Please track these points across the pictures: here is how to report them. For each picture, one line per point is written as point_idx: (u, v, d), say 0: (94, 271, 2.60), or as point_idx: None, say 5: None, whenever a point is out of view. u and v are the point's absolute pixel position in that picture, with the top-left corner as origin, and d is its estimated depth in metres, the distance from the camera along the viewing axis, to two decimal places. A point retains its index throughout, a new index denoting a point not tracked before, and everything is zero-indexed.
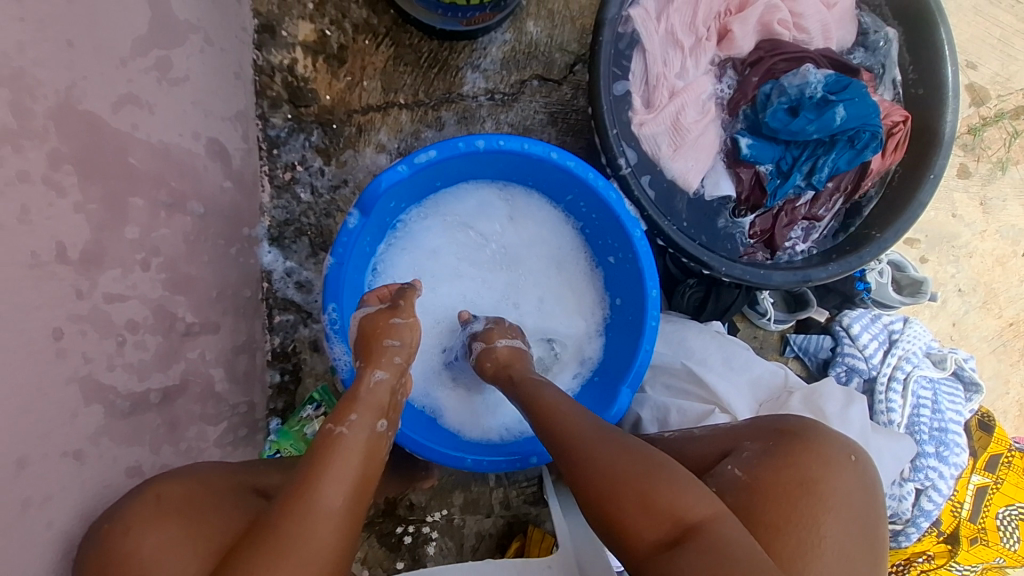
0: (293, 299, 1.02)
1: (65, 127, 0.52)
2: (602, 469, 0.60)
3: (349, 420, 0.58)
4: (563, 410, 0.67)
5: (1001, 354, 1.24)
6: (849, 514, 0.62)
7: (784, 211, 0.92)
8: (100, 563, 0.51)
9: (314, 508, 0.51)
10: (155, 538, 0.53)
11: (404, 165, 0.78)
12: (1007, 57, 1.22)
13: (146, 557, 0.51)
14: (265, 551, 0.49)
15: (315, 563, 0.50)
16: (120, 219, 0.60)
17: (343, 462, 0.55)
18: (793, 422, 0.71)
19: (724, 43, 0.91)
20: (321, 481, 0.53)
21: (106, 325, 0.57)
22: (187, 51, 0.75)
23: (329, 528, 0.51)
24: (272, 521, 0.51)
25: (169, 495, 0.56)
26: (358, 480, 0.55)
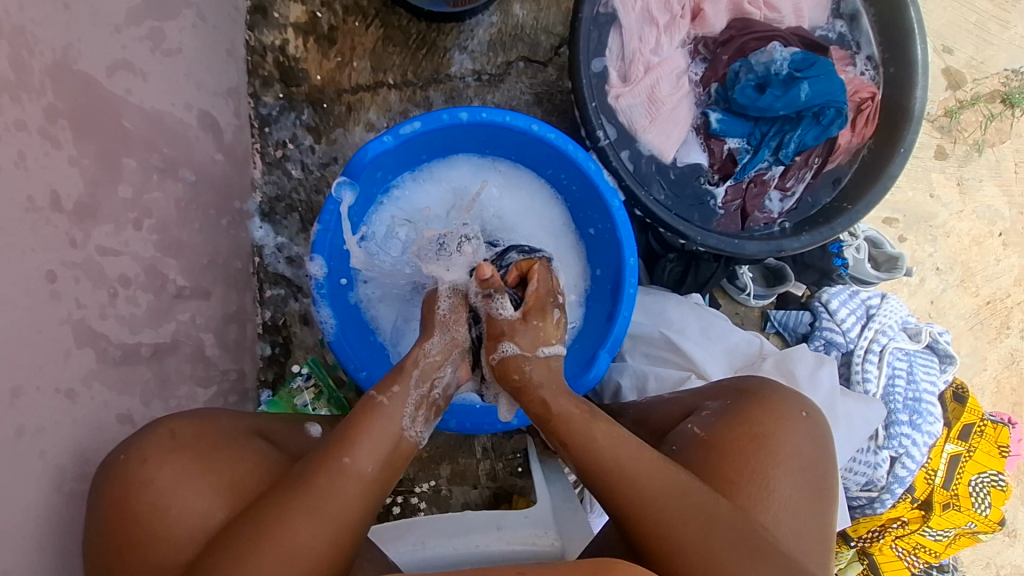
0: (284, 274, 1.05)
1: (61, 84, 0.55)
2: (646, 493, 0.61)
3: (392, 390, 0.65)
4: (615, 475, 0.62)
5: (978, 332, 1.27)
6: (802, 467, 0.66)
7: (753, 182, 0.95)
8: (119, 489, 0.55)
9: (348, 472, 0.58)
10: (174, 471, 0.56)
11: (389, 135, 0.81)
12: (983, 42, 1.24)
13: (166, 487, 0.55)
14: (299, 500, 0.55)
15: (342, 518, 0.56)
16: (113, 177, 0.62)
17: (376, 433, 0.61)
18: (753, 382, 0.74)
19: (697, 21, 0.94)
20: (357, 447, 0.59)
21: (99, 275, 0.60)
22: (181, 25, 0.78)
23: (357, 488, 0.58)
24: (308, 475, 0.57)
25: (183, 433, 0.59)
26: (388, 451, 0.61)
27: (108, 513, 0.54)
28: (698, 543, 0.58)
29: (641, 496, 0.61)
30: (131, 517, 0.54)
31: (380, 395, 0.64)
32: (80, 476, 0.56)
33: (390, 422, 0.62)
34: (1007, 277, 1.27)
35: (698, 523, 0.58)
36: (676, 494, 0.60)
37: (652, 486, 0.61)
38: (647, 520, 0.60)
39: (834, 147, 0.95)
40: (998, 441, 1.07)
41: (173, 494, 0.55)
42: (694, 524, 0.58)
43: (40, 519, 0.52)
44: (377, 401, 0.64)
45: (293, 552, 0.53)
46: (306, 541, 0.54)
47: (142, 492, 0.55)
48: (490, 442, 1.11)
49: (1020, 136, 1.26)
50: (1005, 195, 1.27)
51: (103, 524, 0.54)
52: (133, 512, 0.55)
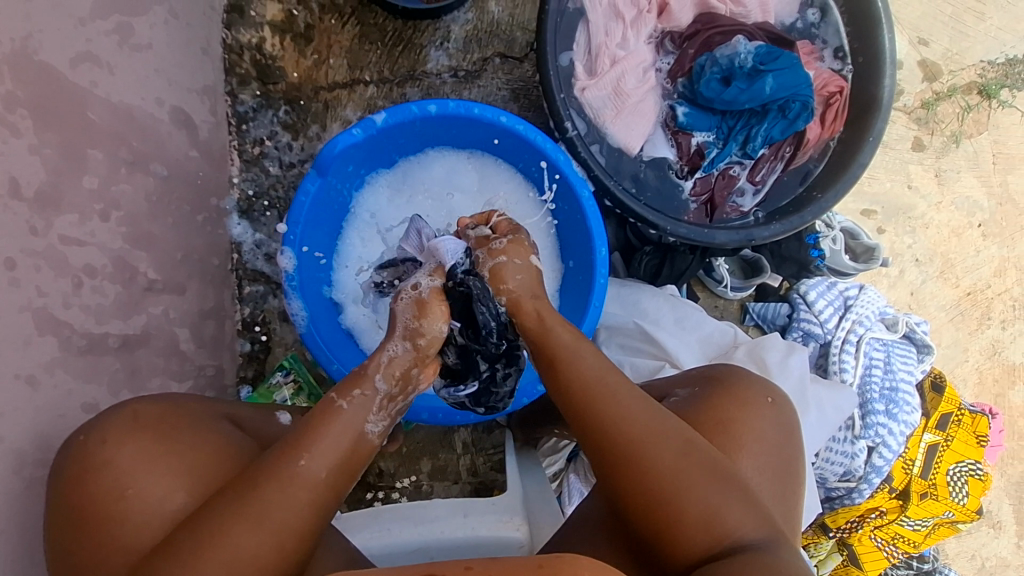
0: (263, 271, 1.05)
1: (20, 74, 0.56)
2: (628, 415, 0.61)
3: (353, 395, 0.61)
4: (605, 389, 0.62)
5: (959, 323, 1.27)
6: (767, 452, 0.67)
7: (720, 174, 0.99)
8: (80, 467, 0.56)
9: (301, 478, 0.56)
10: (135, 453, 0.57)
11: (359, 128, 0.82)
12: (958, 33, 1.24)
13: (126, 469, 0.56)
14: (244, 512, 0.53)
15: (289, 528, 0.54)
16: (77, 168, 0.63)
17: (335, 439, 0.58)
18: (719, 370, 0.74)
19: (663, 16, 0.98)
20: (308, 454, 0.57)
21: (62, 264, 0.61)
22: (151, 21, 0.79)
23: (308, 497, 0.55)
24: (260, 480, 0.55)
25: (146, 414, 0.59)
26: (345, 459, 0.58)
27: (68, 493, 0.55)
28: (672, 470, 0.58)
29: (622, 419, 0.61)
30: (92, 498, 0.55)
31: (338, 399, 0.60)
32: (43, 463, 0.57)
33: (351, 427, 0.60)
34: (986, 268, 1.27)
35: (675, 444, 0.59)
36: (655, 418, 0.61)
37: (631, 410, 0.61)
38: (625, 433, 0.60)
39: (802, 142, 0.98)
40: (975, 430, 1.08)
41: (131, 474, 0.56)
42: (669, 447, 0.59)
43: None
44: (336, 404, 0.60)
45: (235, 562, 0.52)
46: (250, 552, 0.52)
47: (102, 470, 0.55)
48: (470, 437, 1.10)
49: (997, 126, 1.27)
50: (984, 185, 1.27)
51: (63, 503, 0.55)
52: (92, 488, 0.55)
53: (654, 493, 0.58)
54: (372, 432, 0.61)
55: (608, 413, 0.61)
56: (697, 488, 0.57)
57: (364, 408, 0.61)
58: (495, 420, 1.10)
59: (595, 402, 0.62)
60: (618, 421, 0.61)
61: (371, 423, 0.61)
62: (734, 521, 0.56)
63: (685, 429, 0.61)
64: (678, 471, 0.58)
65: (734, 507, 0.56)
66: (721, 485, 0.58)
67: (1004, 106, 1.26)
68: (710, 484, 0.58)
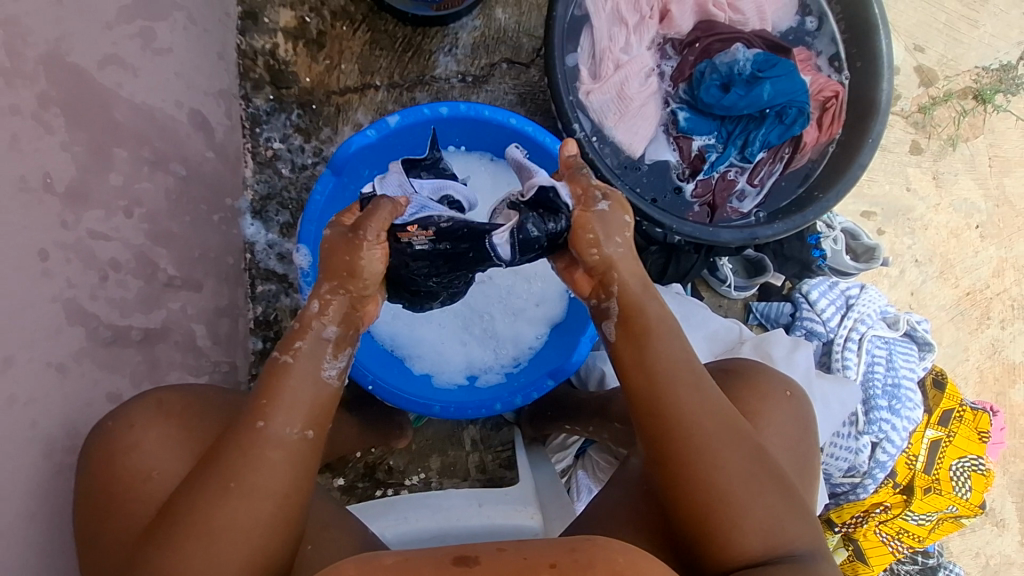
0: (275, 270, 1.07)
1: (54, 74, 0.58)
2: (704, 410, 0.61)
3: (296, 347, 0.59)
4: (685, 377, 0.62)
5: (959, 323, 1.29)
6: (791, 445, 0.69)
7: (720, 176, 1.01)
8: (103, 451, 0.57)
9: (263, 438, 0.55)
10: (158, 436, 0.59)
11: (372, 129, 0.84)
12: (953, 40, 1.27)
13: (150, 451, 0.58)
14: (214, 476, 0.54)
15: (267, 489, 0.54)
16: (103, 166, 0.65)
17: (290, 395, 0.57)
18: (739, 363, 0.75)
19: (665, 22, 1.00)
20: (272, 415, 0.56)
21: (89, 258, 0.62)
22: (172, 26, 0.81)
23: (282, 454, 0.56)
24: (221, 450, 0.55)
25: (169, 401, 0.61)
26: (309, 409, 0.58)
27: (93, 476, 0.57)
28: (740, 474, 0.59)
29: (695, 415, 0.61)
30: (116, 482, 0.56)
31: (284, 354, 0.59)
32: (71, 449, 0.59)
33: (304, 376, 0.59)
34: (985, 269, 1.30)
35: (749, 453, 0.60)
36: (727, 416, 0.61)
37: (703, 406, 0.61)
38: (705, 430, 0.60)
39: (798, 145, 1.01)
40: (977, 426, 1.09)
41: (153, 458, 0.58)
42: (738, 450, 0.60)
43: (31, 487, 0.54)
44: (280, 359, 0.59)
45: (213, 535, 0.52)
46: (231, 517, 0.52)
47: (128, 454, 0.57)
48: (478, 434, 1.12)
49: (993, 130, 1.29)
50: (981, 188, 1.29)
51: (90, 489, 0.56)
52: (117, 471, 0.57)
53: (722, 492, 0.58)
54: (331, 377, 0.60)
55: (687, 402, 0.61)
56: (762, 498, 0.59)
57: (315, 357, 0.60)
58: (502, 418, 1.13)
59: (668, 394, 0.61)
60: (695, 414, 0.61)
61: (328, 366, 0.60)
62: (788, 528, 0.58)
63: (751, 434, 0.62)
64: (744, 478, 0.59)
65: (792, 517, 0.59)
66: (786, 497, 0.59)
67: (999, 110, 1.29)
68: (773, 492, 0.59)
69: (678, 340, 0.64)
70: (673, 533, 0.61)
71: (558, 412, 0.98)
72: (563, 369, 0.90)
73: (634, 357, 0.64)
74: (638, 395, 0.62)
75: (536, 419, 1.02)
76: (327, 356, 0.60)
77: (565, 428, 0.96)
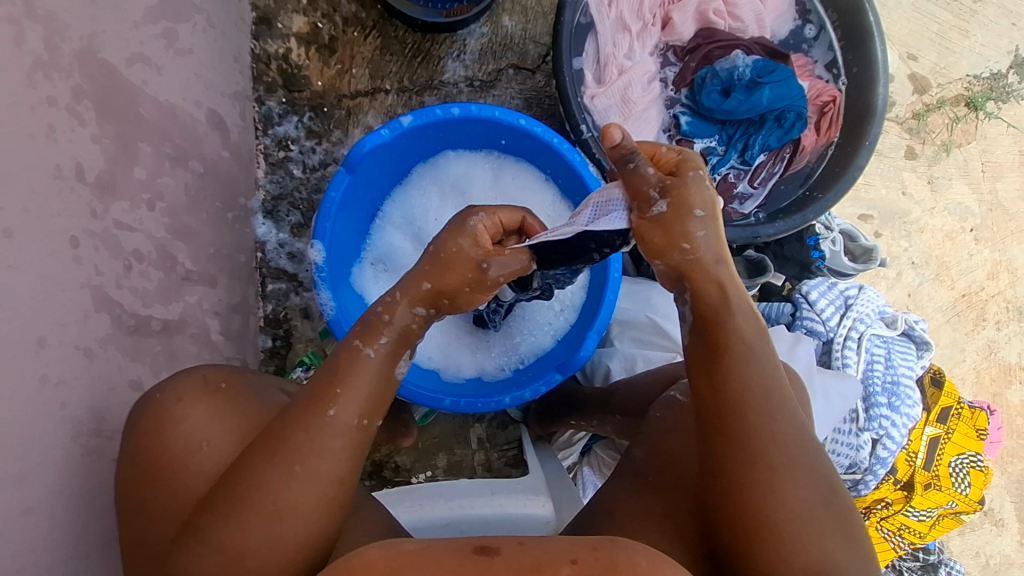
0: (285, 269, 1.09)
1: (87, 69, 0.60)
2: (777, 437, 0.58)
3: (379, 343, 0.62)
4: (762, 403, 0.60)
5: (956, 324, 1.32)
6: None
7: (721, 179, 1.04)
8: (155, 420, 0.59)
9: (331, 425, 0.57)
10: (207, 412, 0.61)
11: (386, 129, 0.86)
12: (944, 49, 1.31)
13: (198, 425, 0.60)
14: (279, 455, 0.55)
15: (328, 474, 0.56)
16: (129, 159, 0.67)
17: (359, 383, 0.60)
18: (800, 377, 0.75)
19: (666, 29, 1.04)
20: (338, 401, 0.58)
21: (115, 247, 0.64)
22: (193, 28, 0.83)
23: (344, 442, 0.57)
24: (287, 430, 0.56)
25: (214, 378, 0.64)
26: (371, 400, 0.60)
27: (142, 445, 0.59)
28: (806, 507, 0.56)
29: (767, 438, 0.58)
30: (168, 453, 0.58)
31: (364, 347, 0.61)
32: (94, 432, 0.60)
33: (376, 369, 0.61)
34: (980, 271, 1.32)
35: (815, 492, 0.57)
36: (802, 449, 0.59)
37: (777, 433, 0.59)
38: (770, 457, 0.58)
39: (798, 147, 1.04)
40: (975, 423, 1.12)
41: (201, 432, 0.59)
42: (808, 484, 0.57)
43: (59, 467, 0.55)
44: (361, 351, 0.61)
45: (276, 513, 0.53)
46: (295, 500, 0.54)
47: (176, 426, 0.59)
48: (485, 432, 1.13)
49: (985, 137, 1.33)
50: (975, 192, 1.33)
51: (139, 457, 0.58)
52: (167, 442, 0.59)
53: (777, 525, 0.55)
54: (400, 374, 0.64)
55: (756, 427, 0.59)
56: (823, 536, 0.55)
57: (391, 357, 0.63)
58: (509, 416, 1.14)
59: (743, 413, 0.59)
60: (762, 440, 0.58)
61: (401, 365, 0.64)
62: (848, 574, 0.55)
63: (824, 469, 0.59)
64: (809, 513, 0.56)
65: (850, 564, 0.55)
66: (848, 541, 0.56)
67: (990, 117, 1.32)
68: (836, 533, 0.56)
69: (763, 363, 0.62)
70: (710, 547, 0.59)
71: (565, 408, 0.99)
72: (571, 363, 0.91)
73: (705, 370, 0.62)
74: (706, 407, 0.61)
75: (543, 416, 1.04)
76: (403, 357, 0.64)
77: (570, 424, 0.97)
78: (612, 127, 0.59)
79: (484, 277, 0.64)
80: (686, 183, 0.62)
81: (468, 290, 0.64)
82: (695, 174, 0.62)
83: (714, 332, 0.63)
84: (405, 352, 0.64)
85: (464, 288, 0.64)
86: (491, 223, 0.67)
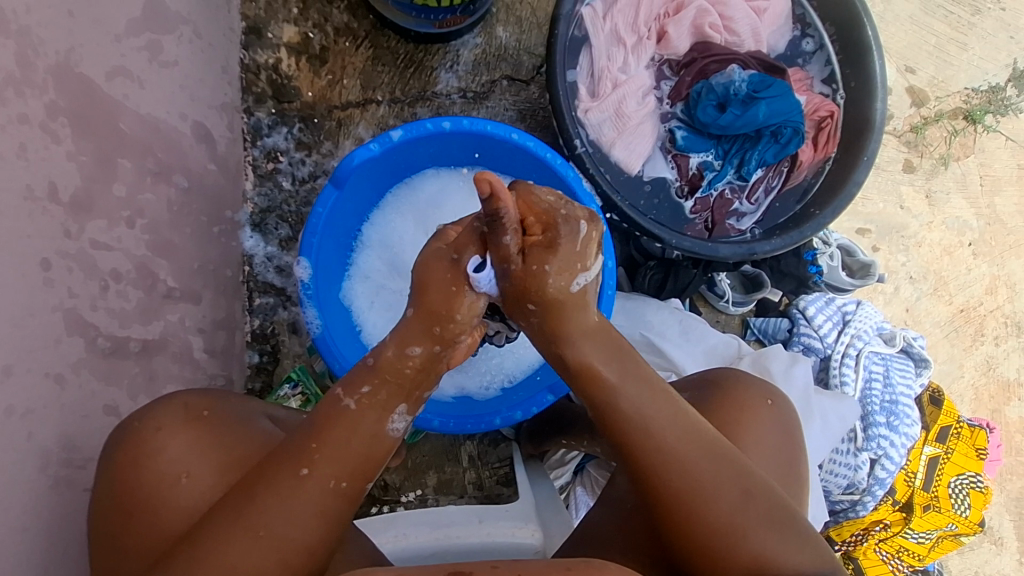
0: (273, 283, 1.07)
1: (63, 84, 0.58)
2: (689, 444, 0.59)
3: (361, 391, 0.58)
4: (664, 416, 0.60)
5: (954, 340, 1.30)
6: (771, 451, 0.69)
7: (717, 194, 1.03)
8: (133, 453, 0.58)
9: (302, 489, 0.55)
10: (188, 447, 0.59)
11: (375, 143, 0.84)
12: (942, 62, 1.30)
13: (178, 459, 0.59)
14: (242, 518, 0.54)
15: (292, 544, 0.54)
16: (108, 176, 0.65)
17: (339, 442, 0.57)
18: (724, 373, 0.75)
19: (662, 42, 1.02)
20: (314, 463, 0.56)
21: (91, 267, 0.62)
22: (178, 39, 0.81)
23: (311, 508, 0.55)
24: (260, 488, 0.55)
25: (197, 406, 0.62)
26: (355, 464, 0.57)
27: (117, 477, 0.58)
28: (728, 505, 0.58)
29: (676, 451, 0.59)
30: (144, 485, 0.58)
31: (346, 397, 0.58)
32: (64, 462, 0.58)
33: (359, 426, 0.58)
34: (979, 286, 1.31)
35: (733, 492, 0.58)
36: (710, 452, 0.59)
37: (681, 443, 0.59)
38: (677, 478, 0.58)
39: (797, 161, 1.02)
40: (975, 443, 1.10)
41: (180, 466, 0.59)
42: (725, 484, 0.58)
43: (25, 499, 0.53)
44: (342, 402, 0.58)
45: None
46: (253, 569, 0.52)
47: (153, 461, 0.58)
48: (476, 450, 1.11)
49: (983, 150, 1.31)
50: (972, 206, 1.31)
51: (114, 490, 0.57)
52: (144, 478, 0.58)
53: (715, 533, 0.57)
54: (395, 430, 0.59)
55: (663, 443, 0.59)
56: (756, 529, 0.57)
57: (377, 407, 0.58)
58: (501, 434, 1.11)
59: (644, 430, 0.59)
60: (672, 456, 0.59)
61: (396, 420, 0.59)
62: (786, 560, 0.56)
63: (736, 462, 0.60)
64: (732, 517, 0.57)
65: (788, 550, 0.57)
66: (777, 528, 0.58)
67: (989, 130, 1.31)
68: (764, 526, 0.57)
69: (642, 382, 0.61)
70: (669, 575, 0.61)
71: (556, 427, 0.97)
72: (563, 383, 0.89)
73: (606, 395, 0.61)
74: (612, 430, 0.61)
75: (536, 434, 1.02)
76: (393, 412, 0.59)
77: (562, 443, 0.96)
78: (484, 176, 0.52)
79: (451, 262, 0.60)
80: (533, 273, 0.58)
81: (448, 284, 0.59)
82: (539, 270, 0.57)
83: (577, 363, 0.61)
84: (400, 405, 0.59)
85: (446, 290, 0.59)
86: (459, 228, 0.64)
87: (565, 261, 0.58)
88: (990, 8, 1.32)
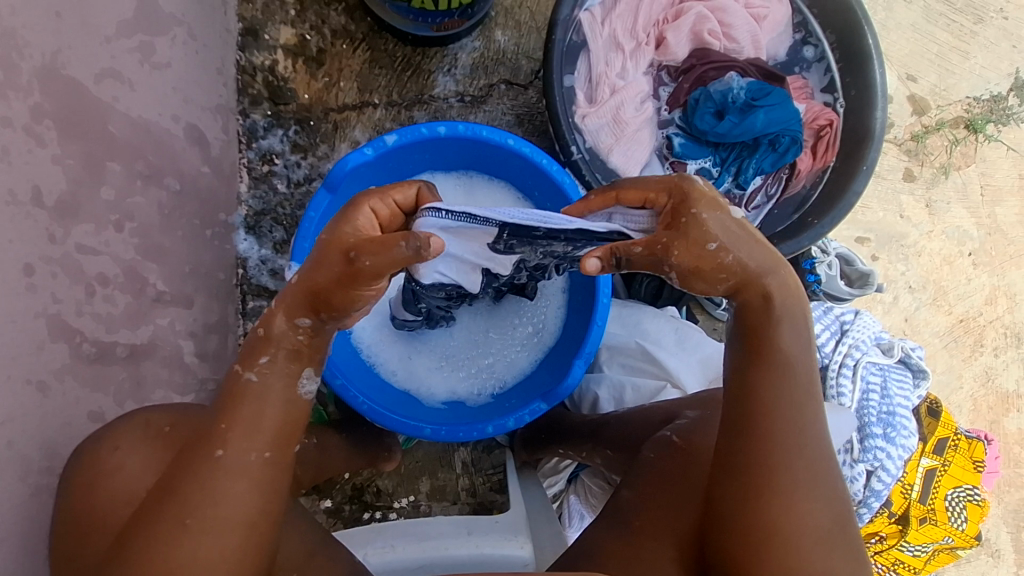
0: (267, 286, 1.06)
1: (49, 86, 0.57)
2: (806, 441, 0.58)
3: (259, 364, 0.56)
4: (791, 408, 0.59)
5: (953, 350, 1.29)
6: None
7: None
8: (88, 471, 0.57)
9: (223, 468, 0.54)
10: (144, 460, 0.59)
11: (370, 148, 0.84)
12: (944, 71, 1.29)
13: (135, 474, 0.57)
14: (170, 509, 0.53)
15: (230, 520, 0.53)
16: (95, 179, 0.65)
17: (250, 418, 0.55)
18: None
19: (660, 49, 1.01)
20: (229, 441, 0.54)
21: (77, 272, 0.62)
22: (171, 41, 0.81)
23: (246, 484, 0.54)
24: (180, 479, 0.54)
25: (157, 421, 0.62)
26: (273, 432, 0.56)
27: (73, 497, 0.57)
28: (818, 512, 0.57)
29: (791, 441, 0.58)
30: (97, 504, 0.56)
31: (245, 371, 0.56)
32: (47, 470, 0.58)
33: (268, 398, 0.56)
34: (979, 296, 1.30)
35: (824, 501, 0.57)
36: (818, 460, 0.58)
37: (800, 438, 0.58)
38: (796, 475, 0.57)
39: (795, 170, 1.02)
40: (972, 455, 1.09)
41: (135, 483, 0.57)
42: (818, 493, 0.57)
43: (2, 509, 0.53)
44: (242, 377, 0.56)
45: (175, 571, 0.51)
46: (196, 550, 0.52)
47: (110, 478, 0.57)
48: (469, 456, 1.10)
49: (984, 160, 1.30)
50: (973, 216, 1.30)
51: (69, 510, 0.56)
52: (101, 496, 0.56)
53: (788, 533, 0.56)
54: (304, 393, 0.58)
55: (780, 430, 0.58)
56: (828, 544, 0.56)
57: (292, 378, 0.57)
58: (495, 440, 1.11)
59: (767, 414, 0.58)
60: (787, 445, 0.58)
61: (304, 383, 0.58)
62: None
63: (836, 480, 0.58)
64: (814, 524, 0.56)
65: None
66: (847, 551, 0.57)
67: (990, 140, 1.30)
68: (836, 545, 0.56)
69: (805, 383, 0.60)
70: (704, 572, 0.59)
71: (552, 435, 0.97)
72: (556, 392, 0.87)
73: (742, 373, 0.60)
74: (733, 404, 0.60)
75: (530, 442, 1.01)
76: (302, 378, 0.58)
77: (558, 452, 0.94)
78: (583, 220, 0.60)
79: (356, 268, 0.52)
80: (690, 227, 0.54)
81: (339, 285, 0.53)
82: (692, 218, 0.54)
83: (756, 342, 0.60)
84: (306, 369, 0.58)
85: (335, 285, 0.54)
86: (384, 207, 0.59)
87: (708, 201, 0.55)
88: (992, 17, 1.31)
